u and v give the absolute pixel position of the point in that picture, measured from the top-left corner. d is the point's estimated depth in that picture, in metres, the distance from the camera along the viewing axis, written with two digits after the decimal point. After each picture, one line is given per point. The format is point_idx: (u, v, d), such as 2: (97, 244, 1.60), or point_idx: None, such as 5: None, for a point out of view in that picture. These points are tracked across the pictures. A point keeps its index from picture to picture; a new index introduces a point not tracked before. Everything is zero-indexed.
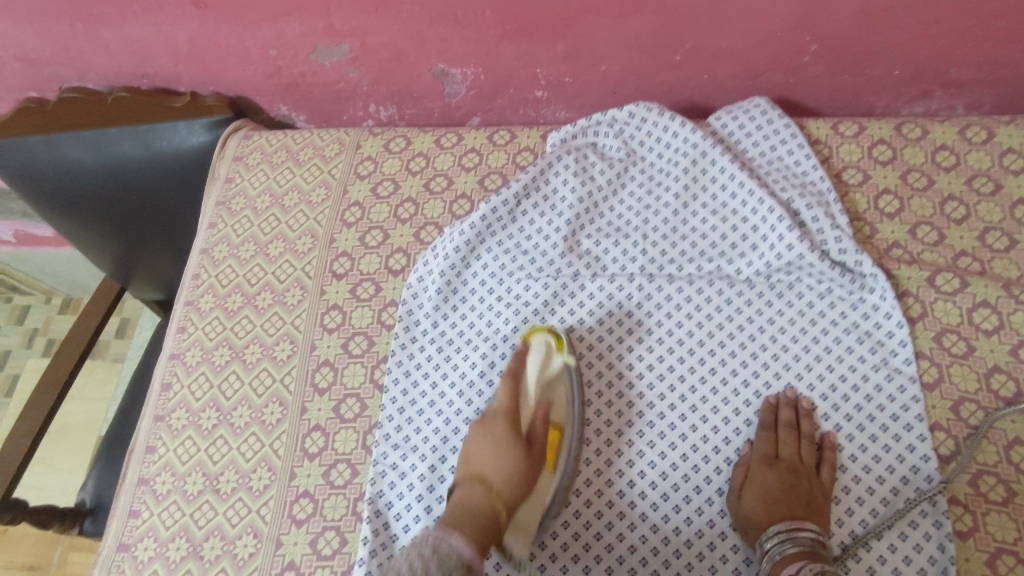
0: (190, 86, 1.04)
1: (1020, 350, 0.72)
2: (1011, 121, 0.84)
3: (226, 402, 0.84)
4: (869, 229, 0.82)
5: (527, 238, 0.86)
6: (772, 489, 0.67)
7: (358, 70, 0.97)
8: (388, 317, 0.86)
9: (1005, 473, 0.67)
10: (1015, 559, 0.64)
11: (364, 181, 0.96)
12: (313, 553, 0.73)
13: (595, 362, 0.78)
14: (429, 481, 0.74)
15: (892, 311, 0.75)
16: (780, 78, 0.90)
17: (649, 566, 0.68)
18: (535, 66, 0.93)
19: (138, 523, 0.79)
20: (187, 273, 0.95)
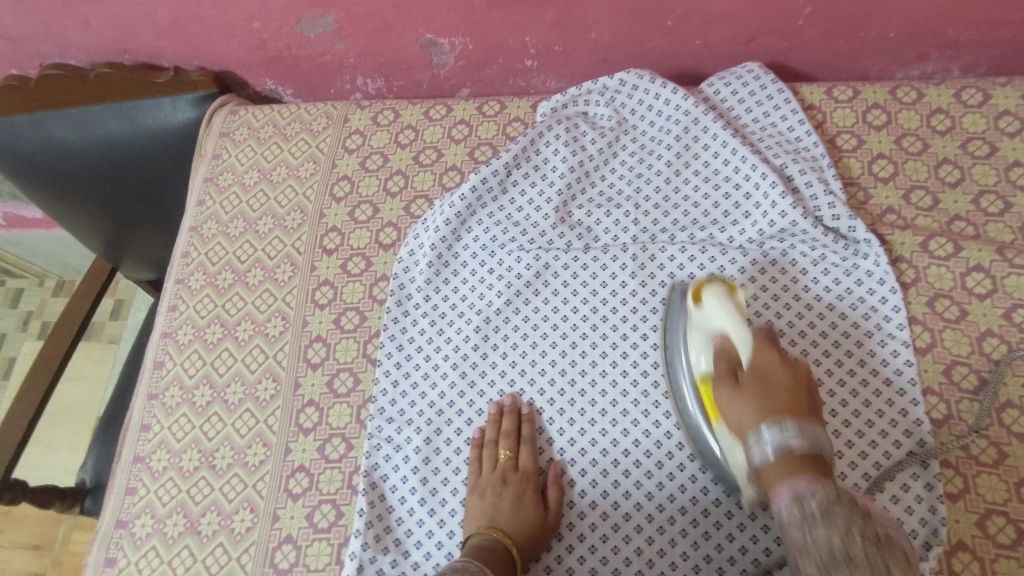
0: (173, 61, 1.02)
1: (1013, 314, 0.72)
2: (1007, 83, 0.83)
3: (220, 379, 0.83)
4: (863, 194, 0.81)
5: (518, 210, 0.85)
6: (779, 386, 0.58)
7: (344, 42, 0.95)
8: (379, 292, 0.85)
9: (996, 436, 0.67)
10: (1005, 519, 0.64)
11: (353, 155, 0.95)
12: (310, 526, 0.73)
13: (589, 333, 0.78)
14: (425, 452, 0.74)
15: (887, 277, 0.74)
16: (773, 42, 0.89)
17: (643, 533, 0.68)
18: (524, 35, 0.91)
19: (134, 500, 0.79)
20: (177, 251, 0.94)
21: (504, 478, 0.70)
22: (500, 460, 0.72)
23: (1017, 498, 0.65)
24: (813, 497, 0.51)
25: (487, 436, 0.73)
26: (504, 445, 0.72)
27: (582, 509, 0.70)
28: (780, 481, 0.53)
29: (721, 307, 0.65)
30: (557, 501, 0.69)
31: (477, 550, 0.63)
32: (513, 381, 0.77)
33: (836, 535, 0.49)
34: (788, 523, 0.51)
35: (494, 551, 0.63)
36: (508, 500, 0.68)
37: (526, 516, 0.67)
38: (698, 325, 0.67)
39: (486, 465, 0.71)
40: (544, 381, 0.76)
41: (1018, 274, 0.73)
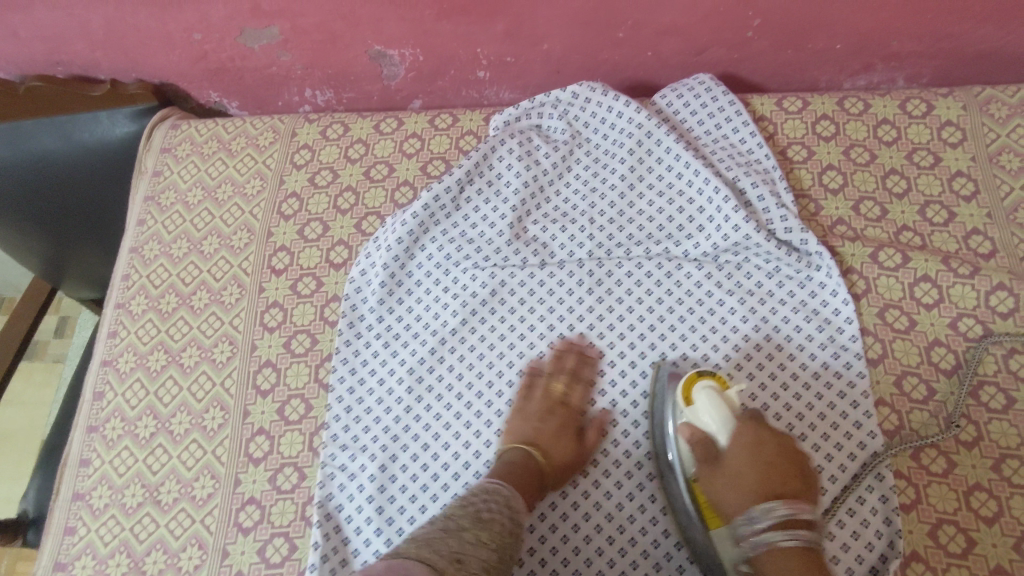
0: (110, 73, 0.98)
1: (959, 323, 0.73)
2: (949, 94, 0.85)
3: (164, 409, 0.80)
4: (814, 206, 0.82)
5: (472, 226, 0.83)
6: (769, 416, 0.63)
7: (289, 54, 0.92)
8: (331, 313, 0.83)
9: (946, 445, 0.68)
10: (955, 528, 0.65)
11: (301, 171, 0.92)
12: (262, 561, 0.71)
13: (546, 352, 0.77)
14: (380, 480, 0.72)
15: (839, 288, 0.75)
16: (724, 53, 0.89)
17: (605, 555, 0.67)
18: (475, 46, 0.90)
19: (74, 540, 0.75)
20: (117, 274, 0.90)
21: (551, 406, 0.71)
22: (551, 390, 0.72)
23: (966, 506, 0.66)
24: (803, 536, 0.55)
25: (546, 367, 0.74)
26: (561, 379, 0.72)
27: (542, 533, 0.68)
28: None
29: (711, 404, 0.63)
30: (594, 441, 0.70)
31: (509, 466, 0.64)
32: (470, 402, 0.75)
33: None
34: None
35: (526, 470, 0.64)
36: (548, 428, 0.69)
37: (563, 445, 0.68)
38: (688, 421, 0.65)
39: (536, 393, 0.72)
40: (502, 402, 0.75)
41: (963, 284, 0.74)
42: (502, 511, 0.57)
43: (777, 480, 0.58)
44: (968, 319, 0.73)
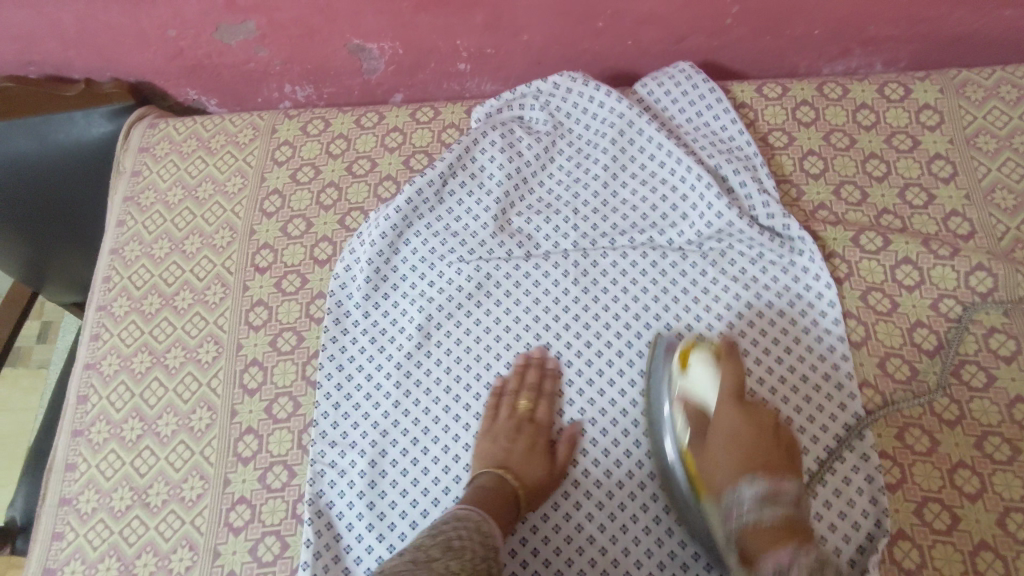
0: (84, 72, 0.96)
1: (940, 304, 0.74)
2: (926, 77, 0.86)
3: (150, 411, 0.79)
4: (796, 191, 0.82)
5: (456, 219, 0.83)
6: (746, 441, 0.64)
7: (267, 49, 0.91)
8: (316, 310, 0.82)
9: (929, 424, 0.69)
10: (940, 505, 0.66)
11: (282, 167, 0.91)
12: (254, 560, 0.70)
13: (533, 343, 0.77)
14: (370, 476, 0.72)
15: (821, 273, 0.76)
16: (703, 41, 0.89)
17: (597, 543, 0.67)
18: (455, 38, 0.89)
19: (62, 545, 0.74)
20: (98, 276, 0.89)
21: (519, 426, 0.71)
22: (518, 408, 0.72)
23: (951, 484, 0.67)
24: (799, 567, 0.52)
25: (509, 386, 0.74)
26: (526, 397, 0.72)
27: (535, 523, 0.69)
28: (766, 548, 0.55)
29: (708, 376, 0.67)
30: (566, 456, 0.70)
31: (483, 493, 0.65)
32: (458, 396, 0.75)
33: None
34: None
35: (501, 498, 0.65)
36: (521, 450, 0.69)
37: (535, 468, 0.68)
38: (683, 394, 0.69)
39: (504, 413, 0.72)
40: (490, 395, 0.75)
41: (943, 265, 0.75)
42: (473, 538, 0.58)
43: (762, 458, 0.62)
44: (949, 300, 0.74)
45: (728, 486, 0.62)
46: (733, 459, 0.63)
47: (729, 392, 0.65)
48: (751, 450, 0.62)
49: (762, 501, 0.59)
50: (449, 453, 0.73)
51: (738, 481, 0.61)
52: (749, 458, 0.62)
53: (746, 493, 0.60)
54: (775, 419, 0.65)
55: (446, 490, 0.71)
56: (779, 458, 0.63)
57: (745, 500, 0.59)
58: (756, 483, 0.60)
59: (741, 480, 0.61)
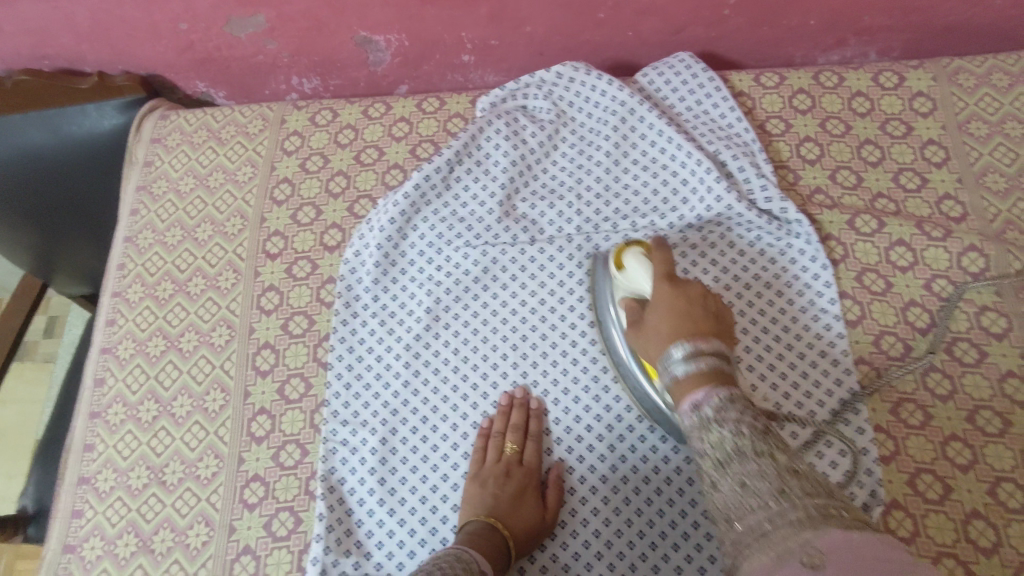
0: (97, 65, 0.99)
1: (933, 284, 0.77)
2: (919, 66, 0.88)
3: (165, 393, 0.81)
4: (793, 176, 0.85)
5: (462, 205, 0.85)
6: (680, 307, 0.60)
7: (276, 41, 0.93)
8: (326, 294, 0.84)
9: (923, 399, 0.72)
10: (933, 476, 0.68)
11: (292, 157, 0.93)
12: (268, 535, 0.73)
13: (539, 324, 0.79)
14: (381, 453, 0.74)
15: (818, 255, 0.78)
16: (701, 32, 0.91)
17: (601, 515, 0.70)
18: (460, 30, 0.91)
19: (81, 523, 0.76)
20: (112, 263, 0.91)
21: (508, 470, 0.71)
22: (506, 452, 0.72)
23: (943, 456, 0.69)
24: (718, 432, 0.50)
25: (495, 426, 0.74)
26: (513, 438, 0.72)
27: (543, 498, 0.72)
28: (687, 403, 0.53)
29: (641, 267, 0.67)
30: (556, 500, 0.70)
31: (471, 538, 0.65)
32: (466, 376, 0.77)
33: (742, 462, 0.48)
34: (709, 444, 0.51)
35: (491, 543, 0.64)
36: (510, 491, 0.69)
37: (524, 512, 0.68)
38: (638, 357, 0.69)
39: (491, 456, 0.72)
40: (497, 374, 0.77)
41: (936, 246, 0.78)
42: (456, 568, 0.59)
43: (693, 326, 0.58)
44: (941, 280, 0.76)
45: (662, 352, 0.58)
46: (678, 400, 0.61)
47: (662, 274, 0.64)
48: (679, 304, 0.60)
49: (688, 359, 0.55)
50: (457, 430, 0.75)
51: (669, 344, 0.58)
52: (680, 325, 0.59)
53: (676, 355, 0.56)
54: (706, 290, 0.62)
55: (455, 466, 0.74)
56: (708, 319, 0.59)
57: (673, 369, 0.56)
58: (684, 344, 0.56)
59: (672, 344, 0.57)
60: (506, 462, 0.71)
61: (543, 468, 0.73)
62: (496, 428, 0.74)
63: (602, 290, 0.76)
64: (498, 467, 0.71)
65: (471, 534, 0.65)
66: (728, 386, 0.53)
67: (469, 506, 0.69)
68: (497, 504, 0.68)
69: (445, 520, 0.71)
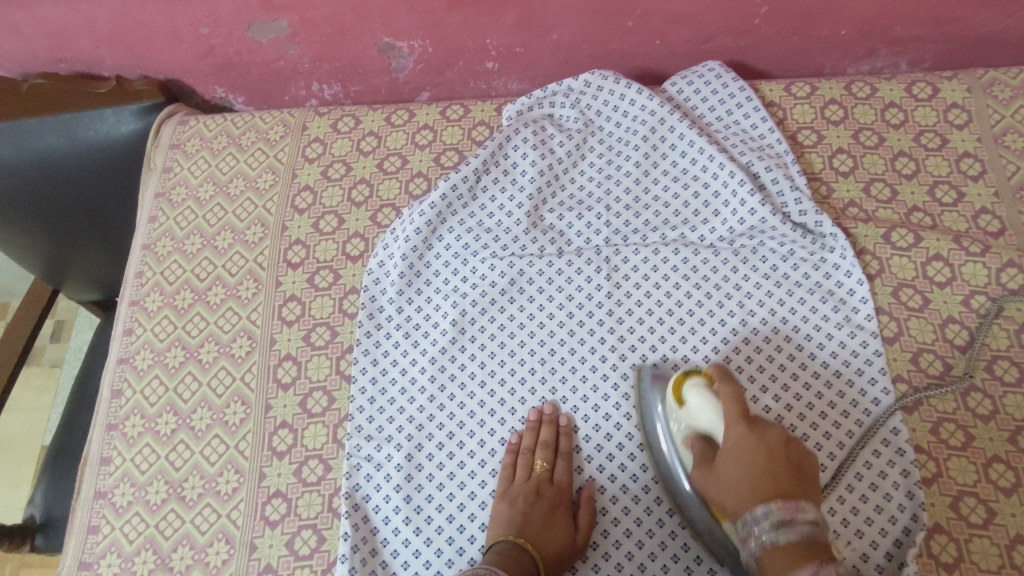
0: (115, 69, 0.97)
1: (972, 300, 0.75)
2: (953, 77, 0.87)
3: (184, 405, 0.80)
4: (826, 188, 0.83)
5: (489, 216, 0.84)
6: (756, 454, 0.59)
7: (298, 47, 0.92)
8: (349, 305, 0.83)
9: (963, 419, 0.70)
10: (976, 499, 0.67)
11: (313, 164, 0.91)
12: (291, 554, 0.71)
13: (567, 339, 0.77)
14: (407, 469, 0.73)
15: (853, 269, 0.76)
16: (731, 41, 0.90)
17: (633, 536, 0.68)
18: (485, 37, 0.90)
19: (98, 538, 0.74)
20: (130, 271, 0.89)
21: (538, 490, 0.69)
22: (535, 470, 0.70)
23: (986, 478, 0.67)
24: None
25: (524, 443, 0.72)
26: (542, 456, 0.70)
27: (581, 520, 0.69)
28: (785, 574, 0.51)
29: (706, 402, 0.63)
30: (588, 523, 0.68)
31: (499, 558, 0.63)
32: (493, 392, 0.76)
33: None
34: (799, 548, 0.48)
35: (520, 565, 0.63)
36: (540, 512, 0.67)
37: (554, 533, 0.66)
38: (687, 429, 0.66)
39: (520, 474, 0.70)
40: (525, 390, 0.75)
41: (974, 261, 0.76)
42: None
43: (773, 485, 0.57)
44: (980, 296, 0.75)
45: (742, 512, 0.57)
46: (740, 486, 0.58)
47: (733, 414, 0.61)
48: (759, 484, 0.57)
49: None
50: (484, 447, 0.74)
51: (754, 506, 0.56)
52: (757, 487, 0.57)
53: (760, 515, 0.55)
54: (786, 436, 0.61)
55: (483, 483, 0.72)
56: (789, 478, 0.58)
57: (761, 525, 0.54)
58: (773, 509, 0.54)
59: (761, 464, 0.55)
60: (536, 481, 0.70)
61: (574, 487, 0.72)
62: (525, 445, 0.72)
63: (645, 380, 0.73)
64: (527, 486, 0.69)
65: (500, 555, 0.63)
66: (820, 555, 0.52)
67: (498, 526, 0.67)
68: (525, 527, 0.66)
69: (472, 540, 0.69)
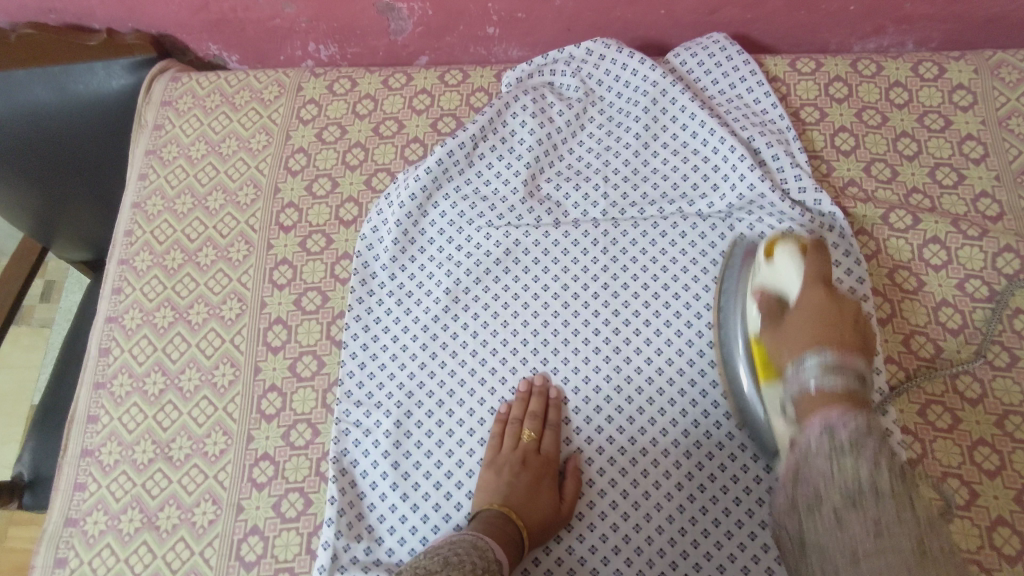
0: (105, 22, 0.95)
1: (966, 284, 0.74)
2: (961, 57, 0.85)
3: (173, 366, 0.79)
4: (826, 167, 0.82)
5: (485, 184, 0.82)
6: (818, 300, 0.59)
7: (294, 5, 0.90)
8: (342, 271, 0.82)
9: (951, 401, 0.70)
10: (959, 481, 0.67)
11: (308, 126, 0.90)
12: (277, 516, 0.71)
13: (561, 311, 0.77)
14: (396, 436, 0.72)
15: (851, 249, 0.76)
16: (737, 13, 0.88)
17: (619, 508, 0.69)
18: (487, 1, 0.88)
19: (85, 496, 0.74)
20: (119, 230, 0.88)
21: (524, 459, 0.69)
22: (522, 439, 0.70)
23: (970, 460, 0.68)
24: (844, 428, 0.50)
25: (513, 413, 0.72)
26: (530, 426, 0.70)
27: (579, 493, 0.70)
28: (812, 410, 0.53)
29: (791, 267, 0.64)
30: (573, 492, 0.68)
31: (484, 528, 0.63)
32: (484, 360, 0.75)
33: (865, 464, 0.48)
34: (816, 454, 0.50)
35: (504, 533, 0.63)
36: (526, 482, 0.68)
37: (540, 502, 0.67)
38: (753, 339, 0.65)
39: (507, 443, 0.70)
40: (517, 360, 0.75)
41: (971, 245, 0.75)
42: (471, 554, 0.58)
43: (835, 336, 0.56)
44: (975, 280, 0.74)
45: (794, 357, 0.57)
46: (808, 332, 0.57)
47: (814, 278, 0.62)
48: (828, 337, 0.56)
49: (826, 372, 0.53)
50: (474, 416, 0.73)
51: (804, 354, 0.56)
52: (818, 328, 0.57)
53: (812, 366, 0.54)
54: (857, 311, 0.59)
55: (471, 451, 0.72)
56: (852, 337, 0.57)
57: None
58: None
59: (810, 352, 0.55)
60: (523, 451, 0.70)
61: (561, 458, 0.72)
62: (515, 415, 0.72)
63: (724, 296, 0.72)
64: (514, 456, 0.69)
65: (486, 524, 0.64)
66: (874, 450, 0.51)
67: (483, 495, 0.67)
68: (511, 497, 0.66)
69: (459, 507, 0.70)
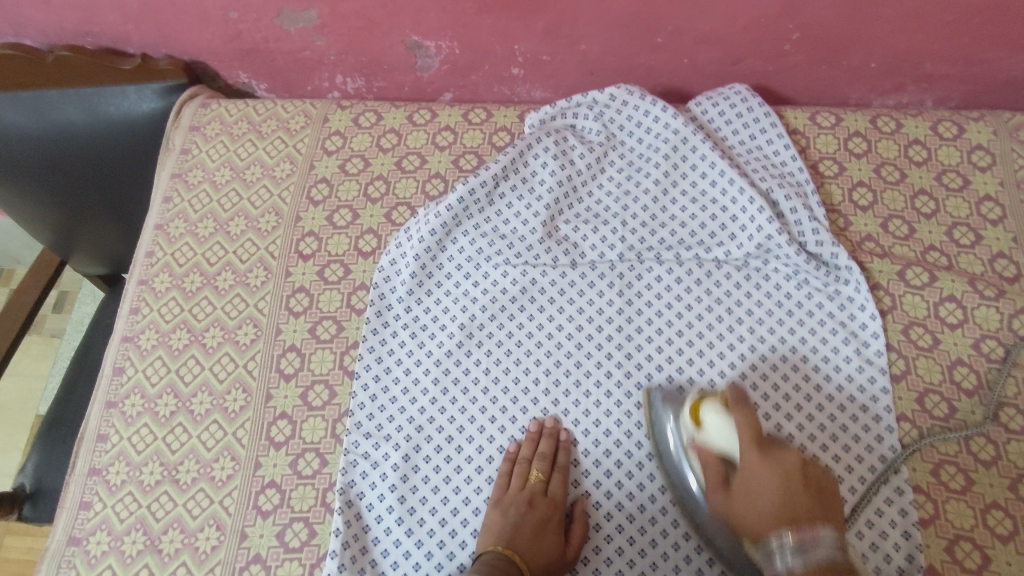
0: (140, 47, 0.98)
1: (982, 344, 0.74)
2: (980, 118, 0.86)
3: (185, 388, 0.79)
4: (843, 221, 0.83)
5: (504, 222, 0.83)
6: None
7: (325, 38, 0.92)
8: (358, 301, 0.82)
9: (965, 462, 0.69)
10: (971, 545, 0.66)
11: (332, 156, 0.91)
12: (281, 545, 0.70)
13: (574, 352, 0.77)
14: (403, 470, 0.72)
15: (866, 304, 0.76)
16: (759, 65, 0.89)
17: (625, 555, 0.68)
18: (513, 43, 0.90)
19: (89, 515, 0.74)
20: (141, 250, 0.89)
21: (531, 500, 0.68)
22: (530, 480, 0.70)
23: (984, 524, 0.66)
24: None
25: (521, 453, 0.71)
26: (538, 467, 0.70)
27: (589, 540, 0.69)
28: None
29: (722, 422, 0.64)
30: (580, 538, 0.67)
31: (488, 569, 0.62)
32: (496, 398, 0.75)
33: None
34: None
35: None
36: (532, 523, 0.67)
37: (545, 545, 0.66)
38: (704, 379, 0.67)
39: (515, 482, 0.70)
40: (528, 400, 0.75)
41: (988, 306, 0.75)
42: None
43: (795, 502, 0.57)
44: (991, 340, 0.74)
45: None
46: None
47: None
48: None
49: None
50: (483, 454, 0.73)
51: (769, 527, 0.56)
52: None
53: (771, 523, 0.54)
54: None
55: (478, 489, 0.72)
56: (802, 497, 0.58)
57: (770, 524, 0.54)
58: None
59: None
60: (532, 492, 0.69)
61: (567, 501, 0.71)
62: (524, 455, 0.71)
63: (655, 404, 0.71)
64: (522, 497, 0.69)
65: (490, 565, 0.63)
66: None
67: (486, 536, 0.67)
68: (516, 538, 0.66)
69: (463, 545, 0.69)
